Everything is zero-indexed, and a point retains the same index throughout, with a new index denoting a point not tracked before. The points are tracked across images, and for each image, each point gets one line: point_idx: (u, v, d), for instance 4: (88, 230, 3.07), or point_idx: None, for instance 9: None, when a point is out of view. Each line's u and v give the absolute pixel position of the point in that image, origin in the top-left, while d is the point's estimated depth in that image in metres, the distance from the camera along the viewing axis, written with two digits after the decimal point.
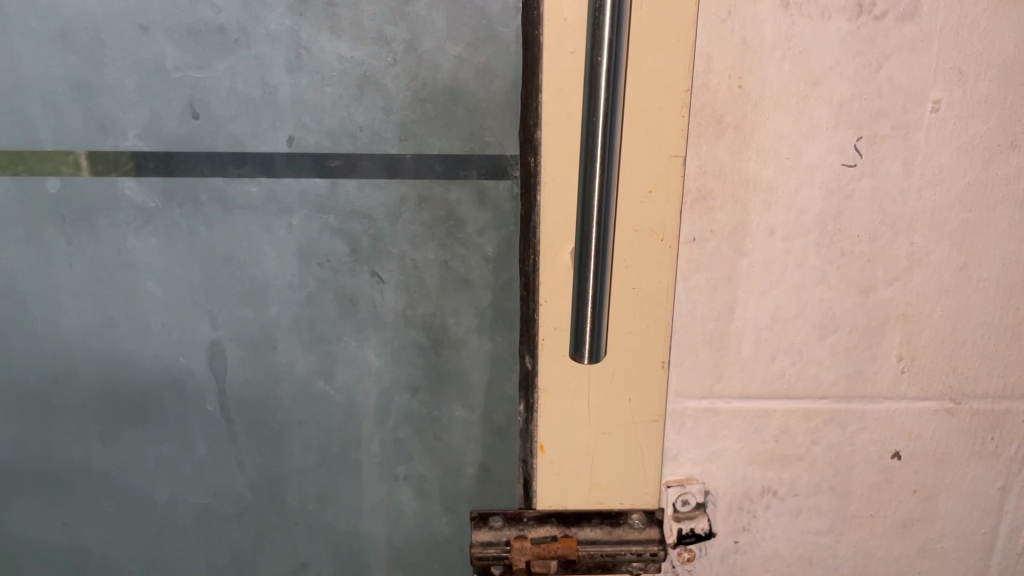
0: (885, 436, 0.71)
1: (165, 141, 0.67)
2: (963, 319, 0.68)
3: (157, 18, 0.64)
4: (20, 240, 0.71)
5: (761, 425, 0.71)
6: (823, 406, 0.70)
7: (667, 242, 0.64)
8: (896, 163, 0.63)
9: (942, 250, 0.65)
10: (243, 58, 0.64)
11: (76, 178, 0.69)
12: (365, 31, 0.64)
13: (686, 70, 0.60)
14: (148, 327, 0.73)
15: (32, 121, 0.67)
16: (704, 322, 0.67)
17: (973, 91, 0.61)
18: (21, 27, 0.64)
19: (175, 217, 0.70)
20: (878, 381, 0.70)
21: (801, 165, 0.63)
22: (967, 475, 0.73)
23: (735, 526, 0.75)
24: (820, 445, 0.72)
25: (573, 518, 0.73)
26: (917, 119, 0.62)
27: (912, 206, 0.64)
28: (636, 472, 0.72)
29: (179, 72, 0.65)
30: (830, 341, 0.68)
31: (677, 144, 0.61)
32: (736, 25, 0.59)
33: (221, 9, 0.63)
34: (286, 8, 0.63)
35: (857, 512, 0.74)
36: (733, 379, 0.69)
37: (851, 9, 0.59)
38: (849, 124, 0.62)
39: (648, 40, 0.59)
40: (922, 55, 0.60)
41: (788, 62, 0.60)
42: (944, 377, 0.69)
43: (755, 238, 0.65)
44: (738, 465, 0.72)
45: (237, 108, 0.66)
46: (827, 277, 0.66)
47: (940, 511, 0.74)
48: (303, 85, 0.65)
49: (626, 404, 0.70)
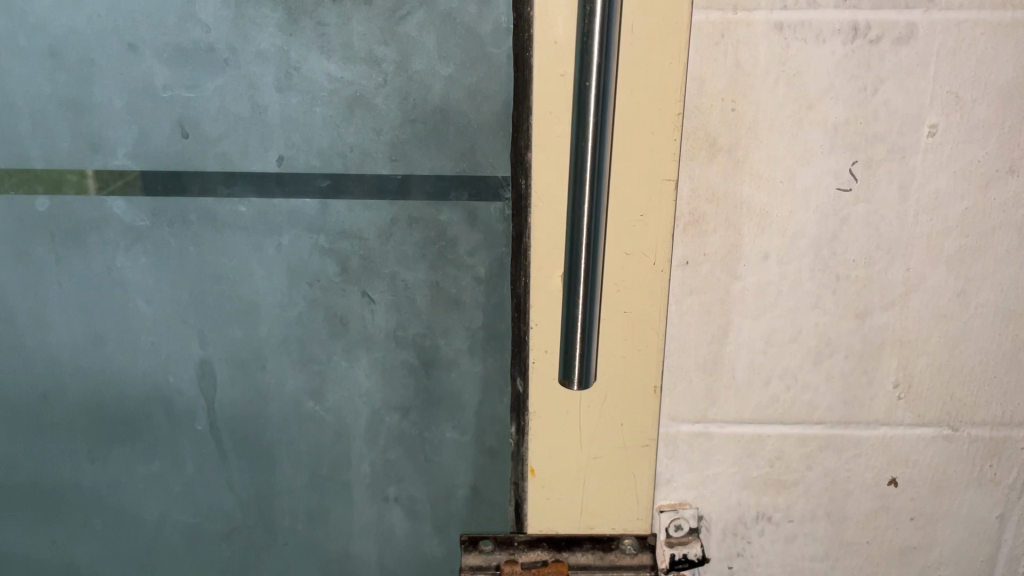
0: (881, 462, 0.70)
1: (155, 160, 0.67)
2: (961, 344, 0.66)
3: (146, 37, 0.63)
4: (9, 257, 0.70)
5: (755, 450, 0.70)
6: (818, 431, 0.69)
7: (659, 266, 0.63)
8: (892, 188, 0.62)
9: (939, 276, 0.64)
10: (233, 77, 0.64)
11: (66, 196, 0.68)
12: (355, 51, 0.63)
13: (679, 93, 0.59)
14: (138, 345, 0.73)
15: (22, 139, 0.67)
16: (697, 346, 0.67)
17: (971, 116, 0.60)
18: (11, 46, 0.64)
19: (164, 235, 0.69)
20: (874, 407, 0.69)
21: (795, 188, 0.62)
22: (965, 502, 0.72)
23: (729, 552, 0.74)
24: (815, 471, 0.71)
25: (564, 542, 0.72)
26: (913, 144, 0.61)
27: (908, 231, 0.63)
28: (628, 497, 0.71)
29: (168, 91, 0.65)
30: (826, 367, 0.67)
31: (670, 167, 0.61)
32: (729, 48, 0.58)
33: (211, 28, 0.63)
34: (276, 28, 0.63)
35: (853, 538, 0.73)
36: (726, 404, 0.68)
37: (845, 32, 0.58)
38: (844, 148, 0.61)
39: (640, 62, 0.58)
40: (918, 79, 0.59)
41: (782, 85, 0.59)
42: (941, 404, 0.68)
43: (748, 262, 0.64)
44: (732, 490, 0.71)
45: (227, 127, 0.66)
46: (822, 302, 0.65)
47: (938, 538, 0.73)
48: (292, 104, 0.65)
49: (618, 428, 0.69)
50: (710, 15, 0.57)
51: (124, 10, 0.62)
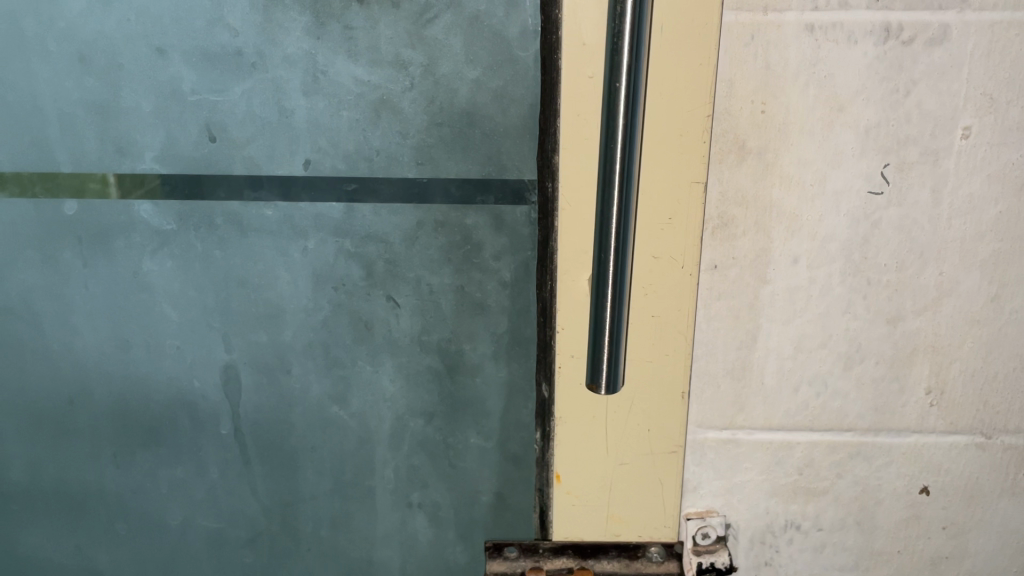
0: (912, 470, 0.69)
1: (182, 163, 0.67)
2: (995, 350, 0.65)
3: (174, 41, 0.63)
4: (36, 261, 0.71)
5: (783, 457, 0.69)
6: (848, 439, 0.68)
7: (687, 270, 0.63)
8: (925, 191, 0.61)
9: (972, 281, 0.63)
10: (260, 81, 0.64)
11: (93, 200, 0.68)
12: (382, 54, 0.63)
13: (708, 94, 0.58)
14: (163, 349, 0.73)
15: (49, 143, 0.67)
16: (726, 351, 0.66)
17: (1005, 118, 0.59)
18: (39, 50, 0.64)
19: (190, 239, 0.69)
20: (905, 414, 0.67)
21: (826, 192, 0.61)
22: (998, 511, 0.70)
23: (757, 560, 0.73)
24: (845, 479, 0.70)
25: (590, 550, 0.71)
26: (946, 146, 0.60)
27: (941, 235, 0.62)
28: (654, 505, 0.70)
29: (196, 95, 0.65)
30: (856, 373, 0.66)
31: (698, 170, 0.60)
32: (759, 49, 0.58)
33: (239, 32, 0.63)
34: (303, 31, 0.63)
35: (883, 549, 0.72)
36: (755, 411, 0.68)
37: (877, 33, 0.57)
38: (876, 151, 0.60)
39: (670, 65, 0.58)
40: (952, 81, 0.58)
41: (812, 87, 0.59)
42: (974, 410, 0.67)
43: (778, 266, 0.63)
44: (760, 498, 0.70)
45: (253, 130, 0.66)
46: (853, 307, 0.64)
47: (970, 548, 0.72)
48: (319, 108, 0.65)
49: (644, 434, 0.68)
50: (740, 15, 0.57)
51: (152, 15, 0.63)
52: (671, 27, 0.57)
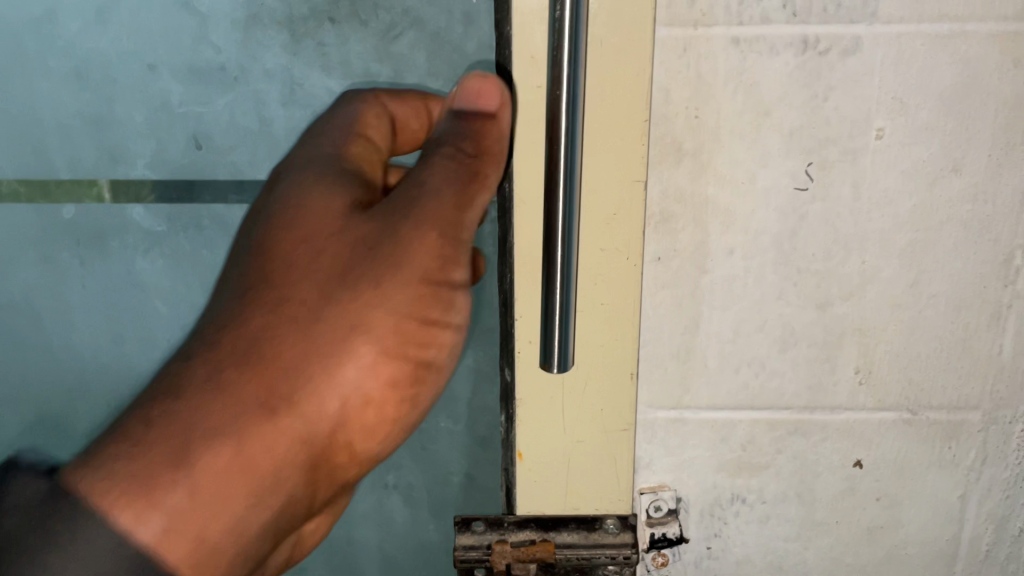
0: (846, 445, 0.75)
1: (171, 169, 0.73)
2: (917, 332, 0.71)
3: (163, 58, 0.69)
4: (38, 262, 0.77)
5: (728, 434, 0.75)
6: (786, 416, 0.74)
7: (632, 260, 0.69)
8: (845, 187, 0.67)
9: (892, 268, 0.70)
10: (243, 93, 0.70)
11: (90, 204, 0.74)
12: (353, 68, 0.70)
13: (643, 100, 0.64)
14: (155, 342, 0.79)
15: (49, 152, 0.73)
16: (672, 336, 0.72)
17: (915, 119, 0.65)
18: (41, 68, 0.70)
19: (180, 240, 0.76)
20: (837, 392, 0.73)
21: (756, 188, 0.67)
22: (928, 482, 0.76)
23: (707, 532, 0.79)
24: (784, 454, 0.76)
25: (550, 523, 0.77)
26: (863, 146, 0.66)
27: (862, 226, 0.68)
28: (609, 479, 0.76)
29: (183, 107, 0.71)
30: (790, 355, 0.72)
31: (639, 169, 0.66)
32: (691, 60, 0.64)
33: (222, 49, 0.69)
34: (281, 48, 0.69)
35: (823, 519, 0.78)
36: (699, 391, 0.74)
37: (796, 45, 0.64)
38: (799, 151, 0.66)
39: (611, 73, 0.64)
40: (865, 87, 0.65)
41: (740, 94, 0.65)
42: (900, 389, 0.73)
43: (716, 257, 0.70)
44: (708, 473, 0.76)
45: (237, 139, 0.72)
46: (786, 294, 0.71)
47: (903, 517, 0.78)
48: (297, 117, 0.71)
49: (598, 413, 0.74)
50: (673, 31, 0.63)
51: (142, 35, 0.69)
52: (610, 39, 0.63)
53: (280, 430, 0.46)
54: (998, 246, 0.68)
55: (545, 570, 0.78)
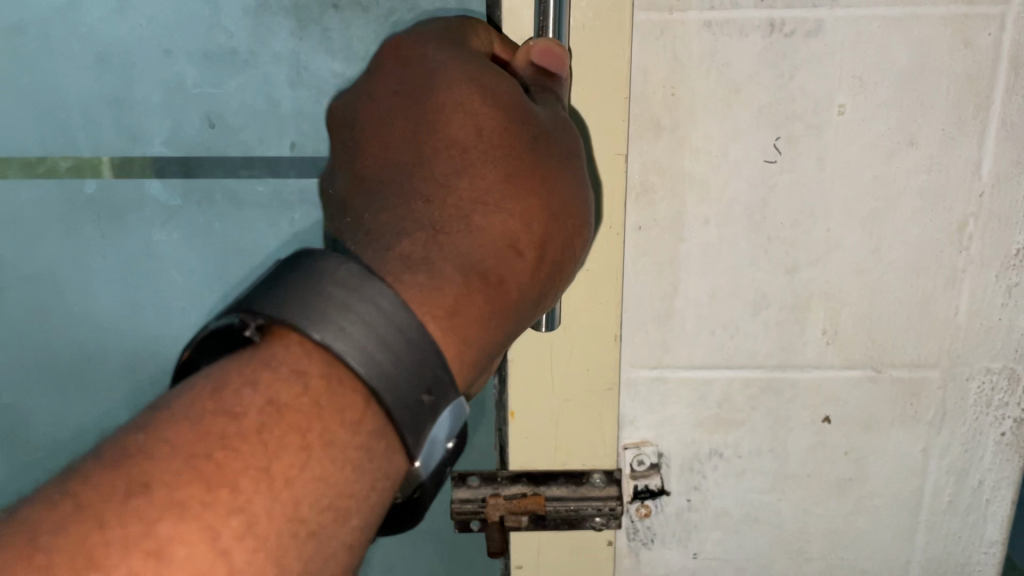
0: (816, 402, 0.81)
1: (186, 146, 0.78)
2: (880, 295, 0.77)
3: (180, 42, 0.75)
4: (60, 236, 0.82)
5: (705, 393, 0.81)
6: (760, 375, 0.80)
7: (615, 229, 0.73)
8: (811, 159, 0.73)
9: (855, 235, 0.75)
10: (253, 75, 0.76)
11: (111, 179, 0.80)
12: (354, 52, 0.76)
13: (624, 84, 0.69)
14: (171, 310, 0.85)
15: (71, 131, 0.78)
16: (652, 300, 0.78)
17: (874, 96, 0.71)
18: (64, 50, 0.75)
19: (195, 213, 0.81)
20: (806, 352, 0.79)
21: (728, 161, 0.73)
22: (892, 437, 0.82)
23: (687, 485, 0.84)
24: (758, 411, 0.81)
25: (541, 477, 0.83)
26: (827, 121, 0.72)
27: (827, 195, 0.74)
28: (596, 436, 0.82)
29: (197, 88, 0.76)
30: (762, 317, 0.78)
31: (620, 142, 0.71)
32: (667, 42, 0.69)
33: (233, 33, 0.74)
34: (288, 32, 0.75)
35: (796, 472, 0.84)
36: (678, 352, 0.79)
37: (764, 27, 0.69)
38: (768, 126, 0.72)
39: (592, 51, 0.68)
40: (829, 66, 0.70)
41: (712, 73, 0.70)
42: (865, 347, 0.79)
43: (692, 226, 0.75)
44: (687, 429, 0.82)
45: (247, 118, 0.77)
46: (757, 260, 0.76)
47: (869, 470, 0.83)
48: (303, 97, 0.77)
49: (585, 374, 0.79)
50: (650, 15, 0.68)
51: (161, 20, 0.74)
52: (591, 20, 0.68)
53: (477, 301, 0.55)
54: (952, 214, 0.74)
55: (536, 523, 0.84)
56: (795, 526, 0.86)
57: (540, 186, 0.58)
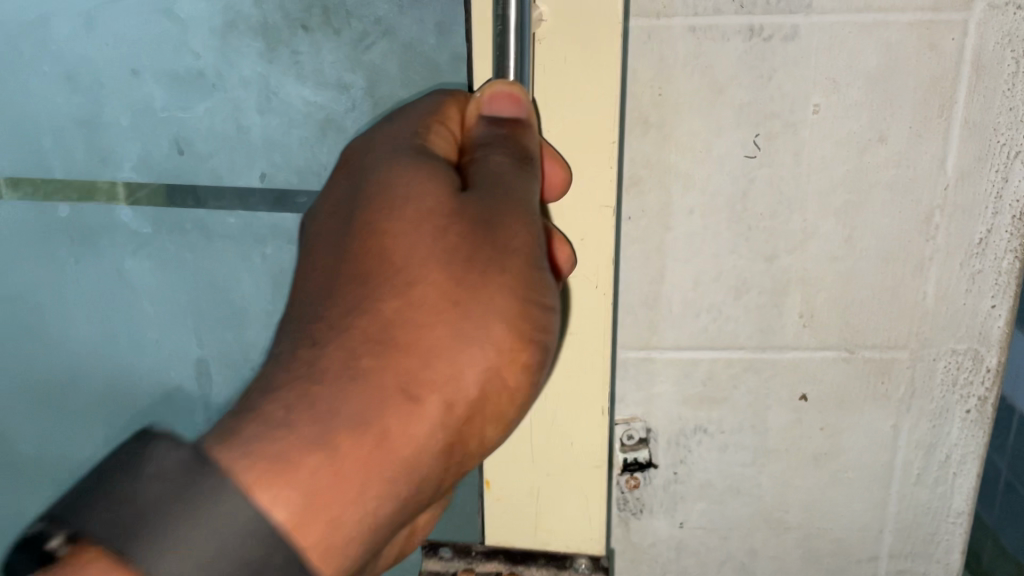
0: (793, 381, 0.87)
1: (154, 171, 0.88)
2: (853, 281, 0.83)
3: (145, 65, 0.82)
4: (44, 255, 0.96)
5: (690, 371, 0.87)
6: (741, 356, 0.86)
7: (602, 290, 0.70)
8: (788, 154, 0.78)
9: (829, 225, 0.81)
10: (222, 99, 0.83)
11: (83, 206, 0.91)
12: (326, 79, 0.82)
13: (611, 121, 0.65)
14: (145, 335, 0.98)
15: (45, 153, 0.89)
16: (641, 284, 0.83)
17: (846, 96, 0.76)
18: (36, 71, 0.85)
19: (164, 242, 0.92)
20: (785, 334, 0.85)
21: (711, 156, 0.79)
22: (865, 413, 0.88)
23: (673, 458, 0.91)
24: (739, 388, 0.87)
25: (519, 557, 0.79)
26: (802, 119, 0.77)
27: (803, 187, 0.80)
28: (579, 512, 0.77)
29: (165, 111, 0.84)
30: (743, 302, 0.84)
31: (607, 191, 0.67)
32: (654, 46, 0.75)
33: (200, 56, 0.81)
34: (258, 56, 0.81)
35: (775, 447, 0.90)
36: (665, 333, 0.85)
37: (744, 32, 0.74)
38: (747, 124, 0.77)
39: (573, 85, 0.64)
40: (803, 68, 0.75)
41: (696, 74, 0.76)
42: (839, 330, 0.84)
43: (678, 217, 0.81)
44: (674, 405, 0.88)
45: (215, 143, 0.85)
46: (738, 249, 0.82)
47: (843, 445, 0.89)
48: (273, 124, 0.84)
49: (568, 446, 0.75)
50: (639, 21, 0.74)
51: (126, 45, 0.82)
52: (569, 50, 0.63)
53: (425, 414, 0.52)
54: (919, 205, 0.80)
55: None
56: (775, 498, 0.92)
57: (481, 284, 0.54)
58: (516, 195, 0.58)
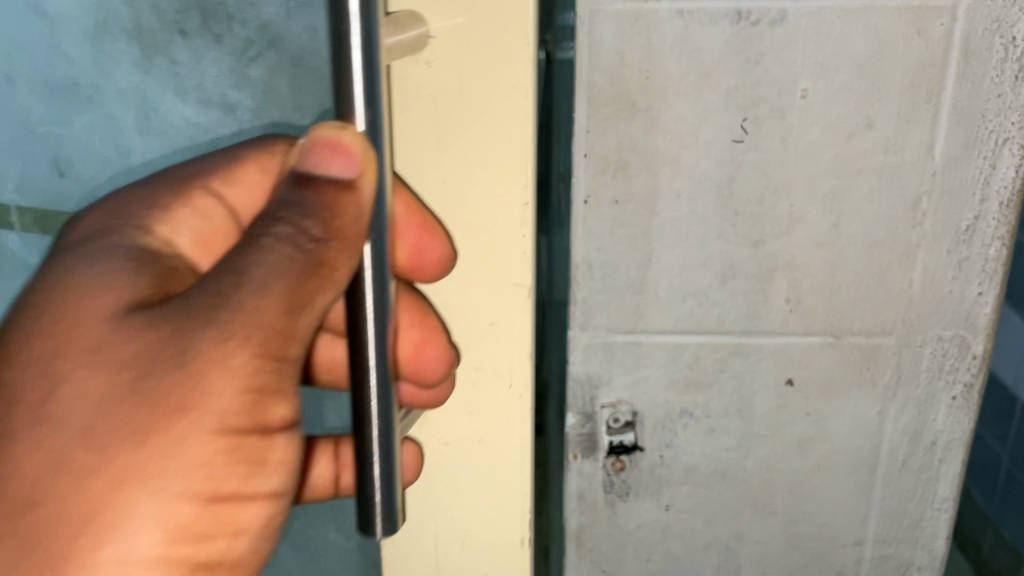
0: (779, 366, 0.87)
1: (32, 197, 0.83)
2: (840, 267, 0.83)
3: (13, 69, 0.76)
4: None
5: (677, 355, 0.87)
6: (727, 340, 0.86)
7: (513, 388, 0.72)
8: (775, 140, 0.78)
9: (816, 211, 0.81)
10: (96, 114, 0.77)
11: None
12: (210, 96, 0.75)
13: (518, 203, 0.66)
14: None
15: None
16: (628, 268, 0.84)
17: (834, 81, 0.76)
18: None
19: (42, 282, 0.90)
20: (771, 319, 0.85)
21: (698, 141, 0.79)
22: (851, 399, 0.88)
23: (659, 442, 0.91)
24: (725, 373, 0.88)
25: None
26: (790, 104, 0.77)
27: (790, 172, 0.80)
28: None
29: (42, 125, 0.78)
30: (729, 286, 0.84)
31: (513, 273, 0.68)
32: (642, 29, 0.75)
33: (73, 64, 0.75)
34: (131, 65, 0.74)
35: (760, 431, 0.90)
36: (652, 317, 0.86)
37: (732, 16, 0.74)
38: (735, 109, 0.77)
39: (477, 162, 0.65)
40: (791, 52, 0.75)
41: (684, 58, 0.76)
42: (825, 316, 0.85)
43: (665, 201, 0.81)
44: (661, 389, 0.89)
45: (97, 164, 0.80)
46: (725, 233, 0.82)
47: (829, 431, 0.90)
48: (156, 146, 0.78)
49: (479, 522, 0.77)
50: (627, 4, 0.74)
51: None
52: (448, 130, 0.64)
53: None
54: (907, 191, 0.80)
55: None
56: (760, 482, 0.93)
57: (176, 417, 0.53)
58: (244, 307, 0.55)
